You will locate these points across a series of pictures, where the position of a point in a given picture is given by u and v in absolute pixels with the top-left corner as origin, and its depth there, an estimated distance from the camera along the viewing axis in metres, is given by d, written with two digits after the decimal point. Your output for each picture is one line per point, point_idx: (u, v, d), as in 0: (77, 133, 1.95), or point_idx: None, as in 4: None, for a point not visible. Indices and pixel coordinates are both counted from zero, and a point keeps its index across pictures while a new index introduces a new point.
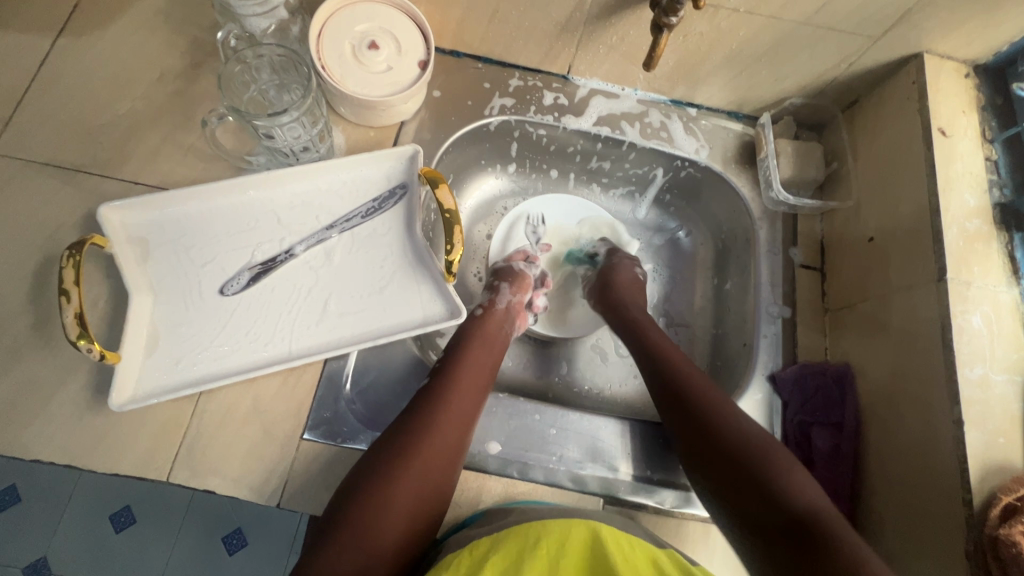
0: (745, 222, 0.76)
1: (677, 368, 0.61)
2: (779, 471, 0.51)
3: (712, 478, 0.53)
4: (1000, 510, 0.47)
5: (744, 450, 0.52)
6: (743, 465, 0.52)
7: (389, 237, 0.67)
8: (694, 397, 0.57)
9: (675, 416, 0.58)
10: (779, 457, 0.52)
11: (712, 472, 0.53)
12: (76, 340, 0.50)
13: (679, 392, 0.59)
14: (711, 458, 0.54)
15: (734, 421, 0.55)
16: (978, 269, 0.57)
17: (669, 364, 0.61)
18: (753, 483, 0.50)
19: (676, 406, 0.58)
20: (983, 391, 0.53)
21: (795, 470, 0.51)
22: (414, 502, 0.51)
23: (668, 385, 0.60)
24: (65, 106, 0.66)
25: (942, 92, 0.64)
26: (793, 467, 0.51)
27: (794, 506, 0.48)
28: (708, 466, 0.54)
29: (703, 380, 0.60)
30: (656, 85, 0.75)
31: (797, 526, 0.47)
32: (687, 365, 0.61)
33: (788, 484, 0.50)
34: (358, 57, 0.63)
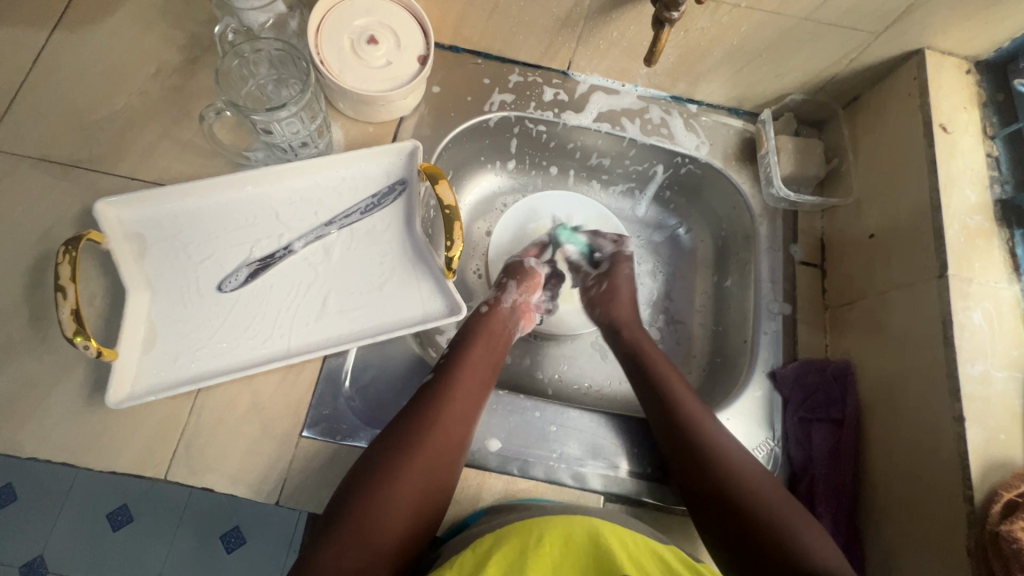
0: (745, 219, 0.75)
1: (680, 400, 0.60)
2: (794, 524, 0.51)
3: (717, 519, 0.53)
4: (1002, 506, 0.47)
5: (752, 493, 0.53)
6: (752, 510, 0.52)
7: (388, 233, 0.67)
8: (701, 434, 0.57)
9: (679, 452, 0.58)
10: (785, 505, 0.53)
11: (724, 522, 0.53)
12: (72, 337, 0.50)
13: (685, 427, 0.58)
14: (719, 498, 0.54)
15: (740, 464, 0.55)
16: (980, 266, 0.57)
17: (672, 395, 0.61)
18: (765, 529, 0.51)
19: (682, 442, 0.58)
20: (984, 388, 0.53)
21: (802, 517, 0.52)
22: (417, 499, 0.51)
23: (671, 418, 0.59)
24: (61, 101, 0.66)
25: (943, 88, 0.64)
26: (799, 513, 0.52)
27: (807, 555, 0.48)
28: (718, 516, 0.53)
29: (706, 412, 0.60)
30: (657, 82, 0.75)
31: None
32: (689, 396, 0.61)
33: (794, 526, 0.51)
34: (357, 52, 0.63)
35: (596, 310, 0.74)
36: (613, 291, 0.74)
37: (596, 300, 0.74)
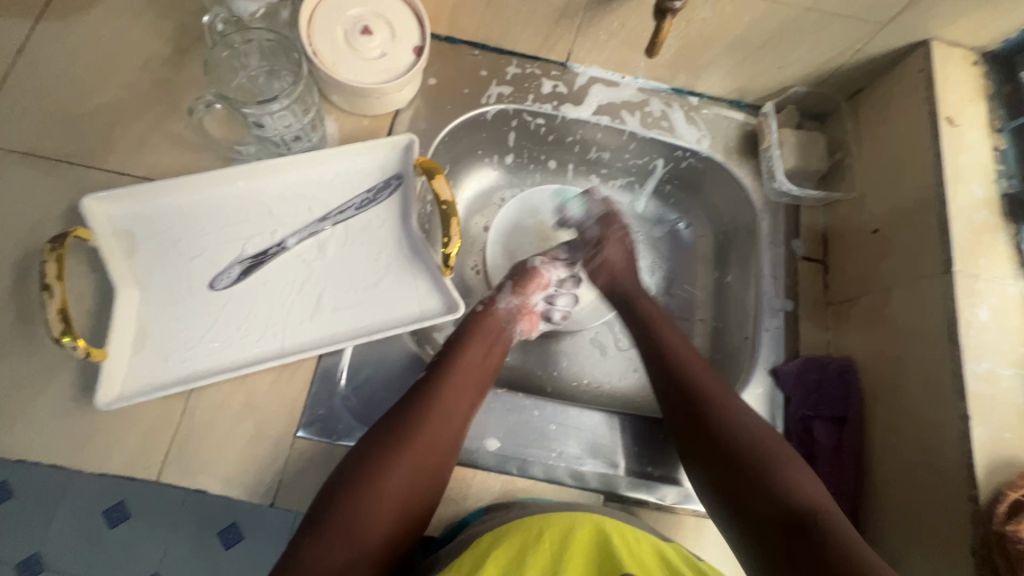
0: (747, 214, 0.74)
1: (686, 363, 0.61)
2: (791, 479, 0.51)
3: (708, 467, 0.54)
4: (1007, 507, 0.47)
5: (743, 440, 0.54)
6: (741, 456, 0.53)
7: (383, 230, 0.65)
8: (695, 387, 0.58)
9: (675, 405, 0.59)
10: (777, 448, 0.53)
11: (726, 478, 0.53)
12: (59, 337, 0.48)
13: (681, 380, 0.60)
14: (712, 448, 0.54)
15: (734, 411, 0.56)
16: (986, 261, 0.56)
17: (679, 358, 0.62)
18: (752, 474, 0.51)
19: (678, 396, 0.59)
20: (990, 386, 0.52)
21: (793, 461, 0.52)
22: (402, 500, 0.51)
23: (671, 373, 0.61)
24: (47, 93, 0.64)
25: (949, 80, 0.62)
26: (791, 459, 0.53)
27: (792, 497, 0.49)
28: (722, 473, 0.53)
29: (705, 369, 0.61)
30: (657, 73, 0.74)
31: (796, 518, 0.48)
32: (689, 353, 0.62)
33: (782, 469, 0.51)
34: (350, 42, 0.61)
35: (597, 282, 0.73)
36: (607, 260, 0.73)
37: (597, 270, 0.73)
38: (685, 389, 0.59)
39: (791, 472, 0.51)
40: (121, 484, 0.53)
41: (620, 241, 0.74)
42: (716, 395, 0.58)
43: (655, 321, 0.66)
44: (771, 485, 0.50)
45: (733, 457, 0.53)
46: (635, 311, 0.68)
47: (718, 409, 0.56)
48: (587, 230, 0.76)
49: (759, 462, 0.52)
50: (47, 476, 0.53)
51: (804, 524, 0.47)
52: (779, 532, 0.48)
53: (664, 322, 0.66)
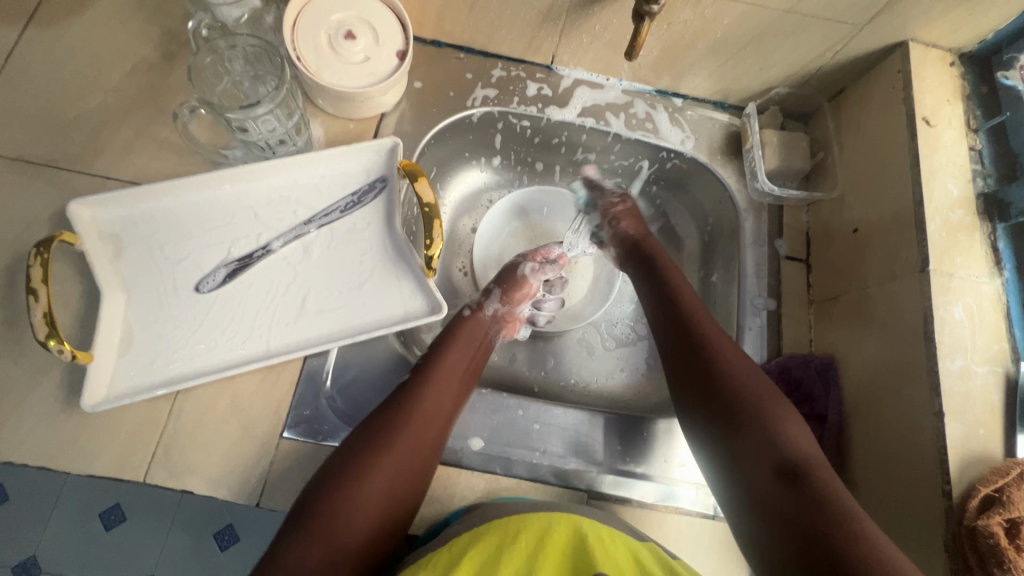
0: (731, 214, 0.75)
1: (687, 301, 0.62)
2: (781, 419, 0.52)
3: (705, 414, 0.55)
4: (978, 502, 0.48)
5: (743, 390, 0.54)
6: (735, 401, 0.53)
7: (369, 232, 0.66)
8: (705, 338, 0.58)
9: (681, 353, 0.59)
10: (774, 400, 0.53)
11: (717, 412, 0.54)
12: (45, 341, 0.49)
13: (687, 329, 0.59)
14: (710, 397, 0.54)
15: (738, 363, 0.56)
16: (961, 260, 0.57)
17: (681, 297, 0.63)
18: (747, 421, 0.52)
19: (686, 344, 0.58)
20: (964, 383, 0.53)
21: (788, 411, 0.53)
22: (383, 503, 0.51)
23: (683, 322, 0.60)
24: (35, 99, 0.64)
25: (927, 81, 0.63)
26: (787, 410, 0.53)
27: (786, 447, 0.50)
28: (713, 407, 0.54)
29: (714, 324, 0.60)
30: (641, 75, 0.74)
31: (788, 468, 0.48)
32: (696, 302, 0.62)
33: (775, 418, 0.52)
34: (334, 47, 0.62)
35: (620, 224, 0.73)
36: (631, 207, 0.75)
37: (620, 214, 0.74)
38: (693, 339, 0.58)
39: (785, 424, 0.51)
40: (110, 486, 0.54)
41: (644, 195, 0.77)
42: (723, 346, 0.57)
43: (671, 275, 0.66)
44: (761, 425, 0.51)
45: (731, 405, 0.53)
46: (651, 265, 0.68)
47: (723, 360, 0.56)
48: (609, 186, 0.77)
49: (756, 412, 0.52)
50: (35, 477, 0.53)
51: (796, 474, 0.48)
52: (767, 475, 0.49)
53: (677, 276, 0.66)
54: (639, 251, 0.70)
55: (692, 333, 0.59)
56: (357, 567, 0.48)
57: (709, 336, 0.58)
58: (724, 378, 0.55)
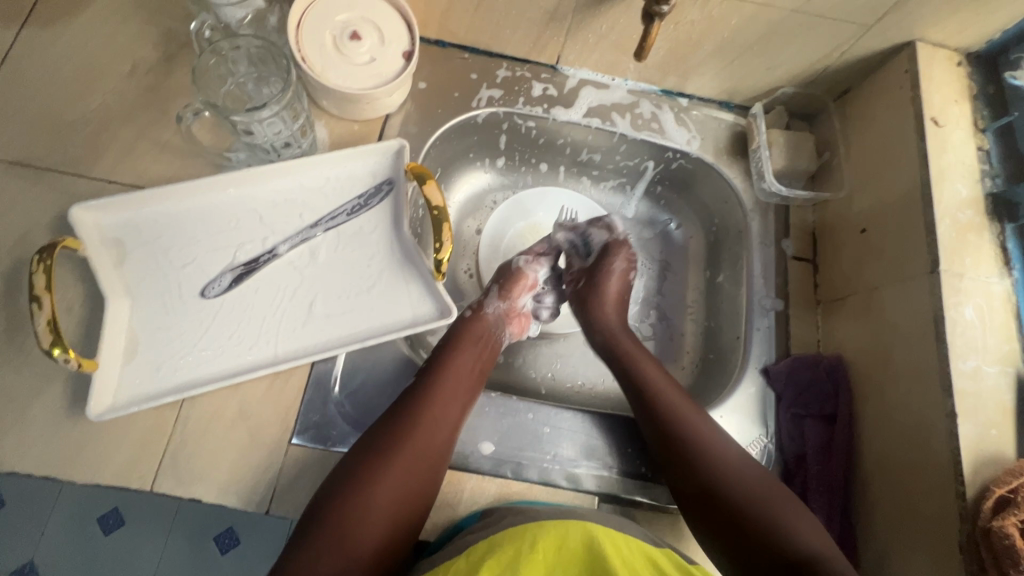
0: (737, 214, 0.75)
1: (660, 390, 0.61)
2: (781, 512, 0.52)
3: (709, 517, 0.53)
4: (993, 503, 0.48)
5: (741, 495, 0.53)
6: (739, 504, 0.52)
7: (376, 235, 0.65)
8: (684, 430, 0.57)
9: (666, 453, 0.58)
10: (763, 491, 0.53)
11: (721, 515, 0.53)
12: (50, 350, 0.48)
13: (668, 422, 0.58)
14: (702, 496, 0.54)
15: (723, 458, 0.55)
16: (971, 260, 0.57)
17: (652, 386, 0.61)
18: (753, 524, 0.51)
19: (668, 443, 0.58)
20: (975, 384, 0.53)
21: (779, 500, 0.52)
22: (394, 509, 0.51)
23: (656, 417, 0.59)
24: (33, 101, 0.63)
25: (934, 80, 0.63)
26: (786, 503, 0.52)
27: (797, 546, 0.49)
28: (717, 511, 0.53)
29: (695, 412, 0.59)
30: (647, 75, 0.74)
31: (791, 561, 0.48)
32: (671, 388, 0.61)
33: (765, 510, 0.51)
34: (339, 48, 0.61)
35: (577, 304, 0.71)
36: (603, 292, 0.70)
37: (577, 294, 0.72)
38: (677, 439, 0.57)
39: (778, 514, 0.51)
40: (114, 492, 0.53)
41: (622, 275, 0.72)
42: (704, 441, 0.56)
43: (642, 360, 0.64)
44: (769, 526, 0.50)
45: (722, 504, 0.53)
46: (617, 355, 0.66)
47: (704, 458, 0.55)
48: (579, 260, 0.74)
49: (747, 508, 0.52)
50: (40, 487, 0.53)
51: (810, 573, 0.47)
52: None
53: (648, 363, 0.64)
54: (607, 340, 0.68)
55: (670, 428, 0.58)
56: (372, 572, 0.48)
57: (688, 431, 0.57)
58: (711, 476, 0.54)
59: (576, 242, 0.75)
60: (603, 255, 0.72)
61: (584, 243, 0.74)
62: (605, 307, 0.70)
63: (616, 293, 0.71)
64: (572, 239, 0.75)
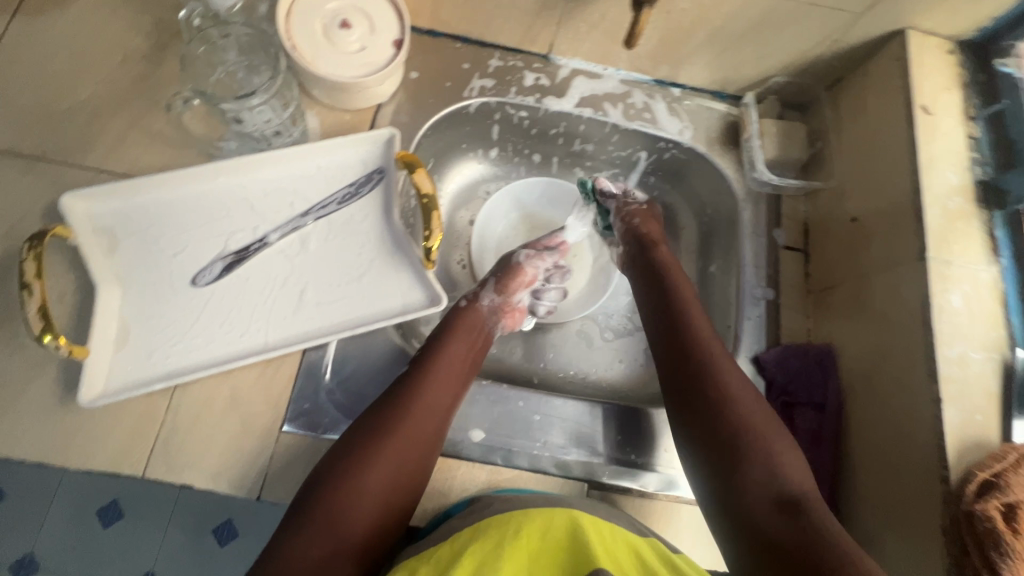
0: (729, 204, 0.75)
1: (692, 319, 0.61)
2: (782, 453, 0.51)
3: (704, 447, 0.53)
4: (976, 486, 0.48)
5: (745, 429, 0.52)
6: (739, 439, 0.52)
7: (366, 224, 0.66)
8: (710, 369, 0.56)
9: (679, 391, 0.57)
10: (773, 437, 0.52)
11: (717, 445, 0.52)
12: (40, 336, 0.48)
13: (689, 352, 0.58)
14: (705, 437, 0.53)
15: (738, 401, 0.54)
16: (959, 248, 0.57)
17: (684, 314, 0.61)
18: (749, 459, 0.51)
19: (686, 381, 0.57)
20: (962, 370, 0.53)
21: (785, 448, 0.52)
22: (384, 495, 0.51)
23: (687, 353, 0.58)
24: (24, 90, 0.63)
25: (925, 68, 0.63)
26: (788, 447, 0.52)
27: (788, 486, 0.49)
28: (714, 440, 0.53)
29: (719, 345, 0.59)
30: (639, 65, 0.74)
31: (789, 508, 0.48)
32: (703, 320, 0.61)
33: (769, 454, 0.51)
34: (329, 36, 0.61)
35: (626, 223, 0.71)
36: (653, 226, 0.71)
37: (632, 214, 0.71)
38: (695, 367, 0.57)
39: (783, 462, 0.51)
40: (111, 482, 0.54)
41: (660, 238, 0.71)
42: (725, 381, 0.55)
43: (681, 295, 0.63)
44: (764, 466, 0.50)
45: (730, 447, 0.52)
46: (655, 279, 0.66)
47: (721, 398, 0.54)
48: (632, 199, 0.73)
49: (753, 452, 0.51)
50: (32, 474, 0.53)
51: (795, 513, 0.47)
52: (772, 514, 0.48)
53: (686, 290, 0.64)
54: (648, 275, 0.67)
55: (693, 365, 0.57)
56: (360, 559, 0.49)
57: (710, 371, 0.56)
58: (723, 416, 0.53)
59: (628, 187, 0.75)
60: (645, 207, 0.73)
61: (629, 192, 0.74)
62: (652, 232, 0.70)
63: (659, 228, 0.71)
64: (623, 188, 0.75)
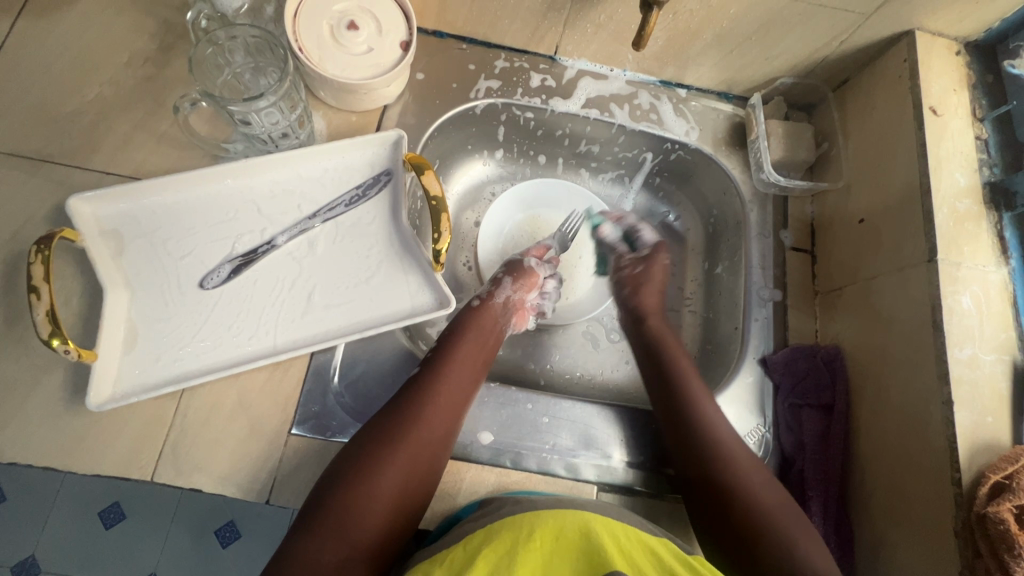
0: (735, 206, 0.75)
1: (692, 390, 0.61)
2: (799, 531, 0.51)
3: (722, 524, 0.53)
4: (989, 488, 0.48)
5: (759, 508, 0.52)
6: (755, 516, 0.52)
7: (374, 227, 0.65)
8: (712, 444, 0.57)
9: (689, 479, 0.56)
10: (789, 515, 0.52)
11: (733, 522, 0.52)
12: (48, 340, 0.48)
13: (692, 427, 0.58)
14: (723, 515, 0.53)
15: (748, 482, 0.54)
16: (968, 249, 0.57)
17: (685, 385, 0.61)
18: (766, 537, 0.50)
19: (693, 468, 0.56)
20: (973, 371, 0.53)
21: (800, 525, 0.51)
22: (396, 496, 0.51)
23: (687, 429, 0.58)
24: (28, 92, 0.63)
25: (933, 70, 0.63)
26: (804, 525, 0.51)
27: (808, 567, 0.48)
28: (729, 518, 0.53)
29: (719, 416, 0.59)
30: (646, 66, 0.74)
31: None
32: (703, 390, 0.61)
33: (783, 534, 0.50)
34: (336, 38, 0.61)
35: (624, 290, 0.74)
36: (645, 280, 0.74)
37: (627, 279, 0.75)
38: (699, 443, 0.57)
39: (802, 539, 0.50)
40: (115, 486, 0.54)
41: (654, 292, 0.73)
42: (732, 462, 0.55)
43: (682, 374, 0.63)
44: (782, 542, 0.50)
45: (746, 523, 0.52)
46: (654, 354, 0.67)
47: (733, 481, 0.54)
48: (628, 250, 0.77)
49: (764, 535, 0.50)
50: (40, 477, 0.53)
51: None
52: None
53: (684, 363, 0.65)
54: (650, 354, 0.67)
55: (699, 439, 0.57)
56: (373, 557, 0.48)
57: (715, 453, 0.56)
58: (734, 496, 0.53)
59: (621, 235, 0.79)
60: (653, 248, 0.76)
61: (633, 237, 0.78)
62: (653, 293, 0.73)
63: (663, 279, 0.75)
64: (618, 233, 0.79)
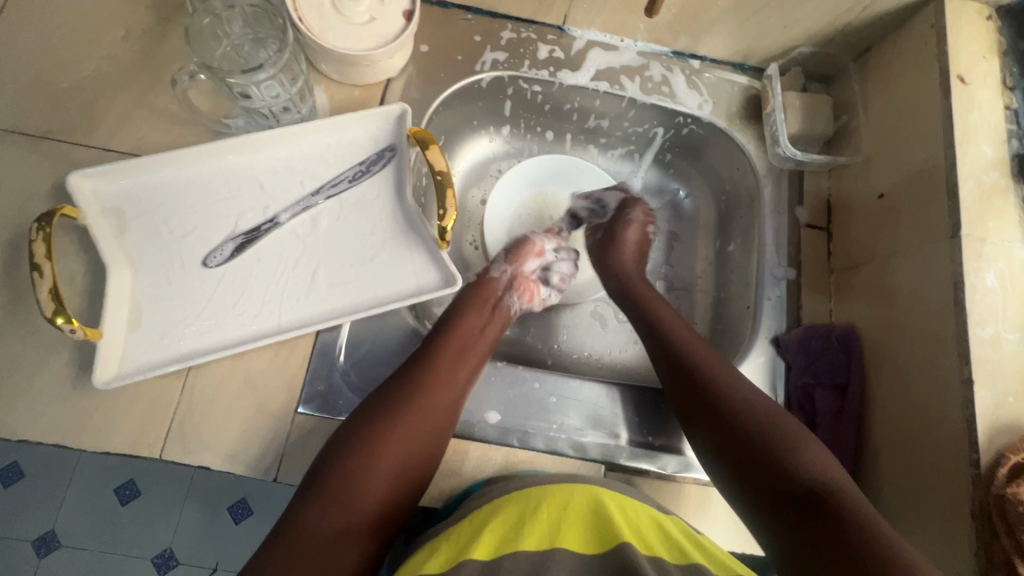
0: (749, 182, 0.73)
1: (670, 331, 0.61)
2: (798, 447, 0.50)
3: (725, 454, 0.52)
4: (1008, 469, 0.47)
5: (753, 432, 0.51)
6: (751, 441, 0.51)
7: (378, 204, 0.64)
8: (698, 380, 0.56)
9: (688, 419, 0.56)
10: (789, 433, 0.51)
11: (732, 450, 0.52)
12: (53, 318, 0.47)
13: (681, 365, 0.58)
14: (725, 447, 0.52)
15: (741, 412, 0.53)
16: (993, 225, 0.55)
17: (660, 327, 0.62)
18: (763, 458, 0.50)
19: (690, 408, 0.56)
20: (995, 351, 0.51)
21: (808, 446, 0.50)
22: (398, 466, 0.51)
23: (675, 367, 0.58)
24: (26, 67, 0.62)
25: (963, 36, 0.60)
26: (805, 443, 0.50)
27: (810, 479, 0.47)
28: (728, 447, 0.52)
29: (705, 353, 0.59)
30: (658, 35, 0.71)
31: (812, 499, 0.46)
32: (681, 330, 0.61)
33: (805, 471, 0.48)
34: (337, 7, 0.58)
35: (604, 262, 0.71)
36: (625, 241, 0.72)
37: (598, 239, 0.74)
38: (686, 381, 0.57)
39: (801, 454, 0.49)
40: (128, 463, 0.54)
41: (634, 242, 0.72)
42: (739, 414, 0.53)
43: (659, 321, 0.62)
44: (782, 462, 0.49)
45: (746, 448, 0.51)
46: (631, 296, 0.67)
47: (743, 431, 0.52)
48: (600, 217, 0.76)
49: (785, 473, 0.48)
50: (52, 454, 0.53)
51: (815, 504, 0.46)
52: (795, 510, 0.46)
53: (660, 307, 0.65)
54: (629, 304, 0.67)
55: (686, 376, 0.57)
56: (373, 524, 0.48)
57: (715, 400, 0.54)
58: (727, 425, 0.53)
59: (592, 208, 0.77)
60: (620, 210, 0.74)
61: (601, 205, 0.77)
62: (623, 252, 0.71)
63: (636, 240, 0.72)
64: (589, 206, 0.77)
